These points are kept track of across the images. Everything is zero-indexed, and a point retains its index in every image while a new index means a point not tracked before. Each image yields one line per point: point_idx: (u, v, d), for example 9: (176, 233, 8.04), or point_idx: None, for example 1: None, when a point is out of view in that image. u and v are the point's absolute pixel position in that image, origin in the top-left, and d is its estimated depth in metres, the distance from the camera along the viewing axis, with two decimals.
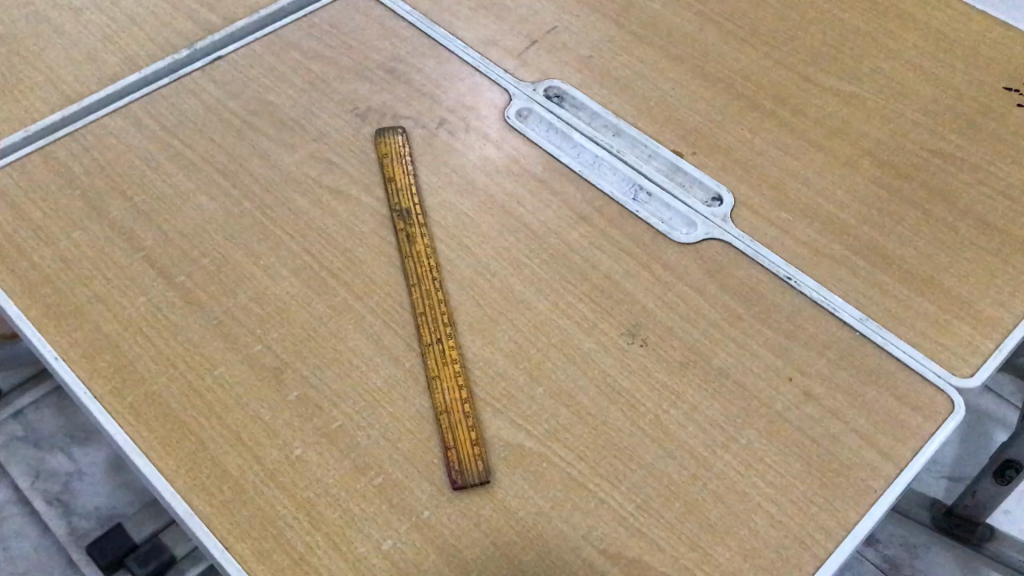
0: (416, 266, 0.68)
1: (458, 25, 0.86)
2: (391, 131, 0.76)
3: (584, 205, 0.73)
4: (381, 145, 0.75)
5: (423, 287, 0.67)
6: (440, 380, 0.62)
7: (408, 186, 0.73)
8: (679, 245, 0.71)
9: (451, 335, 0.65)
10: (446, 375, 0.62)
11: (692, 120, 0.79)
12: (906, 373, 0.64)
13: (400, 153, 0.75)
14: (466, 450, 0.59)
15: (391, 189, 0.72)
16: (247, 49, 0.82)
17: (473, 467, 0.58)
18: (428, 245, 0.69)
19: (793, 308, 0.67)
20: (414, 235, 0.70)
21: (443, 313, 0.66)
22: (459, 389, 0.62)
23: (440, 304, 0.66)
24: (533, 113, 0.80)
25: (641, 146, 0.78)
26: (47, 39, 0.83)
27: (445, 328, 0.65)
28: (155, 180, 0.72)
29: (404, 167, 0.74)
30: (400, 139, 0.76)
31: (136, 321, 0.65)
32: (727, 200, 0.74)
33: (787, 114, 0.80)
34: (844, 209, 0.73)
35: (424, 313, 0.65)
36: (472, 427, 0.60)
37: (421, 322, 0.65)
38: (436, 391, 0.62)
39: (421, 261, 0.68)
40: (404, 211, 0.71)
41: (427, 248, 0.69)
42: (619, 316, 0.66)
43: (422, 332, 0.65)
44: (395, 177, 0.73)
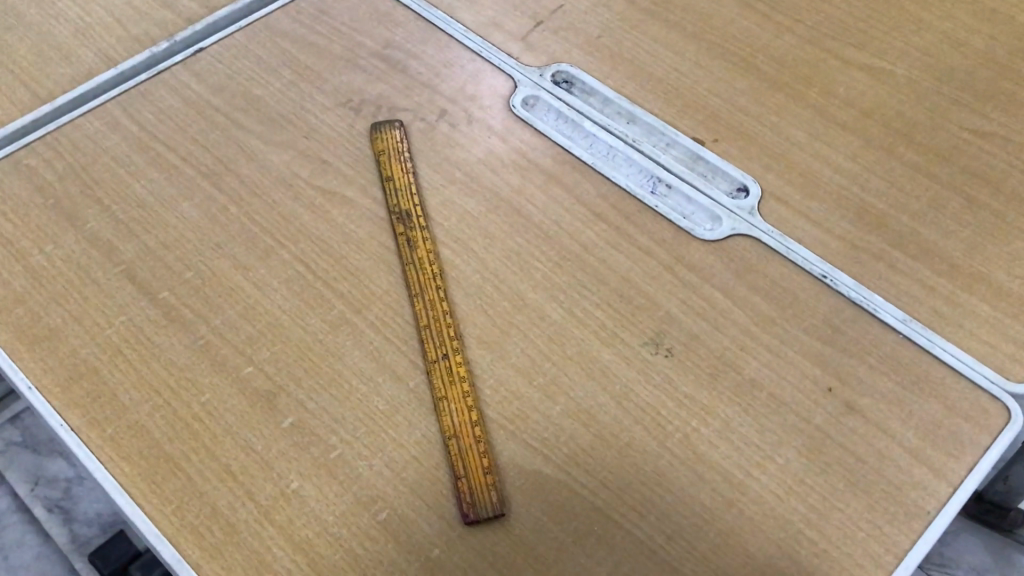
0: (418, 274, 0.63)
1: (456, 6, 0.80)
2: (387, 126, 0.70)
3: (598, 201, 0.67)
4: (377, 141, 0.70)
5: (426, 297, 0.61)
6: (448, 400, 0.57)
7: (407, 185, 0.67)
8: (702, 242, 0.65)
9: (458, 350, 0.59)
10: (454, 396, 0.57)
11: (712, 104, 0.73)
12: (956, 379, 0.59)
13: (398, 148, 0.69)
14: (478, 480, 0.54)
15: (390, 189, 0.67)
16: (231, 40, 0.77)
17: (486, 499, 0.53)
18: (430, 250, 0.64)
19: (830, 310, 0.62)
20: (415, 239, 0.64)
21: (449, 326, 0.60)
22: (468, 411, 0.57)
23: (446, 316, 0.61)
24: (541, 101, 0.74)
25: (658, 133, 0.72)
26: (17, 33, 0.77)
27: (451, 342, 0.60)
28: (134, 186, 0.67)
29: (403, 164, 0.68)
30: (397, 134, 0.70)
31: (116, 342, 0.59)
32: (754, 191, 0.68)
33: (815, 94, 0.74)
34: (881, 197, 0.67)
35: (428, 326, 0.60)
36: (483, 453, 0.55)
37: (425, 337, 0.60)
38: (443, 414, 0.57)
39: (424, 268, 0.63)
40: (404, 213, 0.66)
41: (430, 254, 0.64)
42: (640, 323, 0.61)
43: (426, 347, 0.59)
44: (393, 175, 0.68)
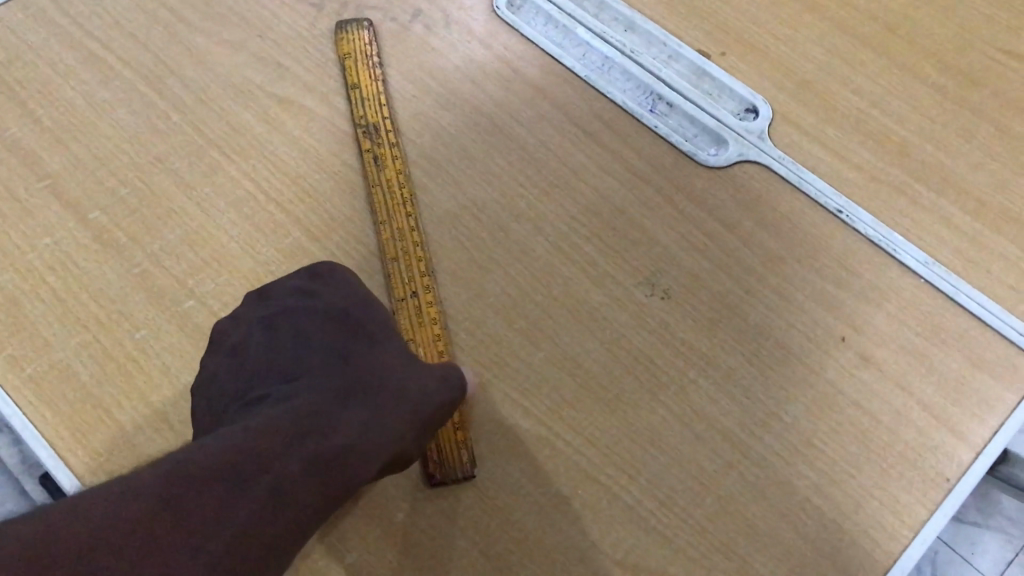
0: (387, 194, 0.56)
1: None
2: (354, 25, 0.61)
3: (590, 120, 0.60)
4: (341, 42, 0.61)
5: (395, 225, 0.55)
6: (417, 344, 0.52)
7: (376, 95, 0.59)
8: (706, 169, 0.58)
9: (429, 287, 0.53)
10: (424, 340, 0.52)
11: (721, 12, 0.65)
12: (981, 331, 0.53)
13: (368, 51, 0.61)
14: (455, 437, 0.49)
15: (357, 99, 0.59)
16: None
17: (455, 458, 0.48)
18: (401, 170, 0.57)
19: (845, 249, 0.55)
20: (385, 158, 0.57)
21: (419, 259, 0.54)
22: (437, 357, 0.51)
23: (416, 248, 0.54)
24: (529, 2, 0.65)
25: (659, 44, 0.64)
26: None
27: (422, 278, 0.53)
28: (62, 87, 0.58)
29: (372, 69, 0.60)
30: (366, 34, 0.61)
31: (38, 269, 0.52)
32: (763, 112, 0.61)
33: (835, 5, 0.66)
34: (903, 124, 0.60)
35: (396, 259, 0.54)
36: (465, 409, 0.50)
37: (392, 270, 0.53)
38: None
39: (395, 191, 0.56)
40: (373, 127, 0.58)
41: (401, 174, 0.57)
42: (635, 261, 0.54)
43: (392, 282, 0.53)
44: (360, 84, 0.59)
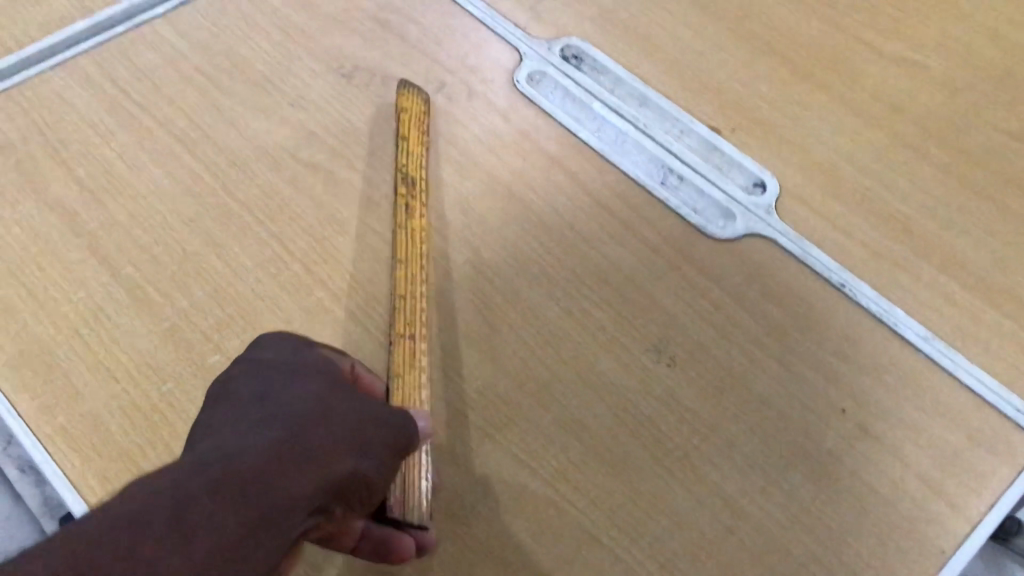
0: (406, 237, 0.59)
1: None
2: (415, 88, 0.65)
3: (603, 191, 0.62)
4: (403, 97, 0.64)
5: (408, 269, 0.57)
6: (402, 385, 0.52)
7: (419, 153, 0.62)
8: (714, 241, 0.60)
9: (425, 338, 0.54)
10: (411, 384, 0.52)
11: (732, 89, 0.68)
12: (978, 406, 0.54)
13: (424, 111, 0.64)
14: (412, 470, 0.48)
15: (400, 152, 0.62)
16: None
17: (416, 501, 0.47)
18: (424, 226, 0.59)
19: (847, 322, 0.57)
20: (414, 209, 0.60)
21: (421, 309, 0.55)
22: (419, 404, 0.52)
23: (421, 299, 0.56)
24: (548, 77, 0.69)
25: (672, 119, 0.67)
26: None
27: (420, 327, 0.55)
28: (103, 149, 0.62)
29: (422, 133, 0.63)
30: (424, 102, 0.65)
31: (72, 321, 0.55)
32: (771, 187, 0.63)
33: (842, 85, 0.68)
34: (906, 201, 0.62)
35: (403, 298, 0.55)
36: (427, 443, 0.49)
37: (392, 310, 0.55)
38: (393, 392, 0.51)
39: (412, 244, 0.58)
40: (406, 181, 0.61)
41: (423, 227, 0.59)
42: (643, 328, 0.56)
43: (393, 320, 0.54)
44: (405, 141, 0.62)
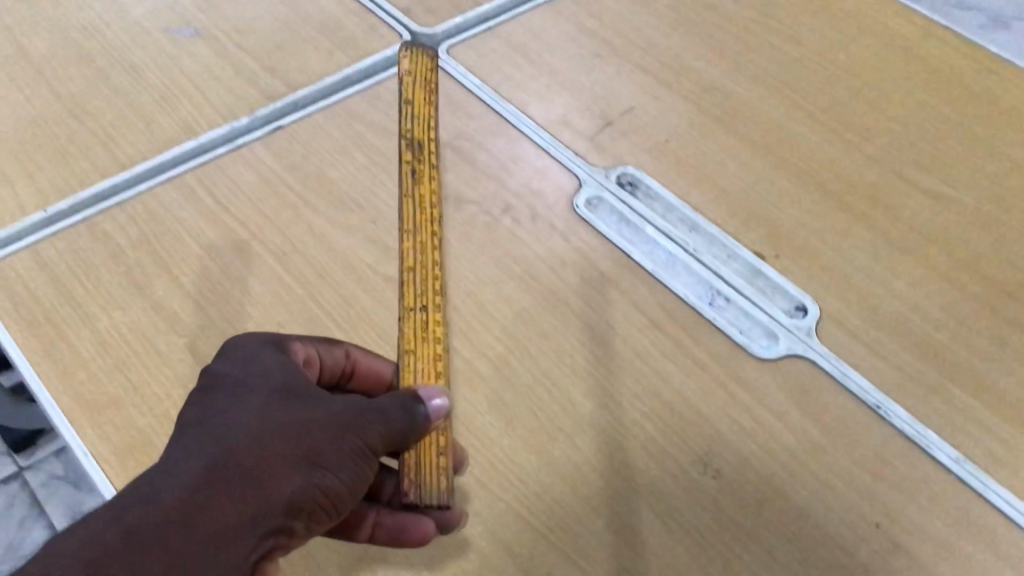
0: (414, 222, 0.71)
1: (528, 101, 0.82)
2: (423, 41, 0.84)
3: (656, 310, 0.68)
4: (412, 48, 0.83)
5: (419, 252, 0.69)
6: (410, 373, 0.63)
7: (428, 145, 0.77)
8: (757, 360, 0.65)
9: (437, 306, 0.67)
10: (427, 361, 0.64)
11: (776, 218, 0.73)
12: (1008, 528, 0.57)
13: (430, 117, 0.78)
14: (426, 454, 0.58)
15: (405, 148, 0.76)
16: (308, 121, 0.78)
17: (435, 482, 0.57)
18: (434, 215, 0.72)
19: (883, 441, 0.61)
20: (424, 204, 0.72)
21: (435, 283, 0.68)
22: (435, 371, 0.63)
23: (434, 271, 0.68)
24: (605, 202, 0.75)
25: (720, 244, 0.72)
26: (95, 89, 0.79)
27: (434, 298, 0.67)
28: (203, 258, 0.68)
29: (427, 128, 0.78)
30: (428, 44, 0.83)
31: (172, 416, 0.60)
32: (812, 311, 0.68)
33: (880, 217, 0.73)
34: (939, 328, 0.67)
35: (413, 275, 0.68)
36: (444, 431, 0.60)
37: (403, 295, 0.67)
38: (411, 371, 0.63)
39: (425, 250, 0.69)
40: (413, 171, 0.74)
41: (434, 197, 0.73)
42: (690, 440, 0.61)
43: (408, 298, 0.67)
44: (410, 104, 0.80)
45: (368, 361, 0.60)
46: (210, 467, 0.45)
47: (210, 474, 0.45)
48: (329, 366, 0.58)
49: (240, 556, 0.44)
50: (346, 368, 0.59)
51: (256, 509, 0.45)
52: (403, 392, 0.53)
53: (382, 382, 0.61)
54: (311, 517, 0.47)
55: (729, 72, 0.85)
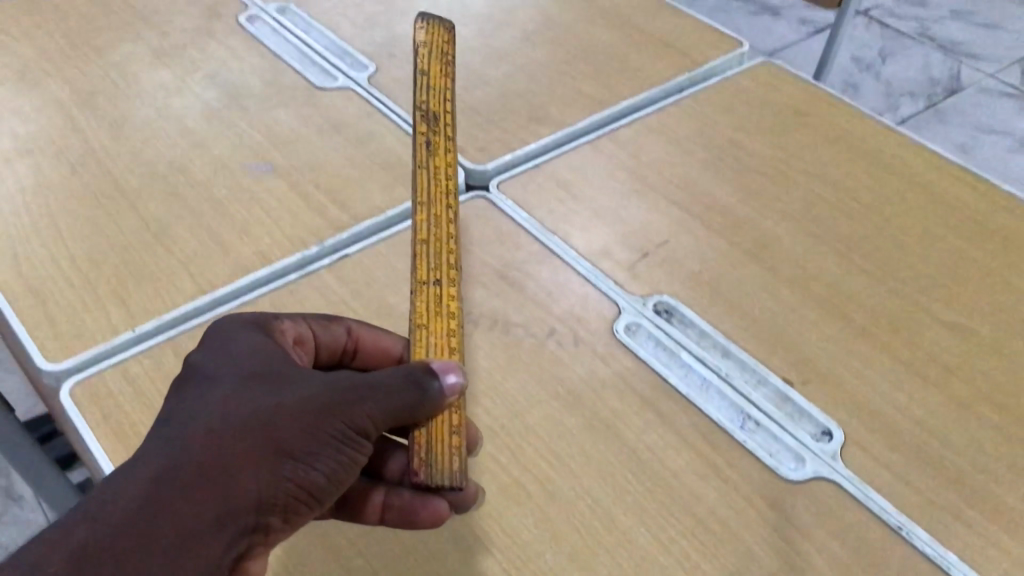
0: (428, 197, 0.82)
1: (572, 233, 0.89)
2: (443, 27, 0.98)
3: (690, 432, 0.72)
4: (433, 31, 0.97)
5: (435, 231, 0.79)
6: (423, 346, 0.70)
7: (445, 122, 0.88)
8: (786, 481, 0.69)
9: (451, 281, 0.76)
10: (439, 338, 0.72)
11: (803, 346, 0.79)
12: None
13: (446, 96, 0.90)
14: (438, 432, 0.62)
15: (432, 124, 0.87)
16: (372, 250, 0.85)
17: (447, 463, 0.61)
18: (450, 214, 0.82)
19: (905, 562, 0.65)
20: (442, 195, 0.82)
21: (449, 262, 0.78)
22: (447, 335, 0.72)
23: (449, 252, 0.78)
24: (642, 327, 0.80)
25: (750, 370, 0.77)
26: (181, 221, 0.88)
27: (448, 274, 0.77)
28: None
29: (443, 103, 0.90)
30: (446, 36, 0.96)
31: None
32: (837, 435, 0.72)
33: (901, 346, 0.78)
34: (958, 454, 0.71)
35: (424, 244, 0.78)
36: (453, 411, 0.64)
37: (418, 272, 0.76)
38: (422, 332, 0.71)
39: (439, 226, 0.80)
40: (430, 143, 0.86)
41: (450, 169, 0.85)
42: (722, 557, 0.65)
43: (423, 268, 0.76)
44: (427, 74, 0.92)
45: (370, 334, 0.68)
46: (178, 459, 0.48)
47: (180, 464, 0.48)
48: (330, 342, 0.66)
49: (216, 556, 0.48)
50: (347, 344, 0.67)
51: (226, 507, 0.48)
52: (417, 366, 0.58)
53: (387, 355, 0.68)
54: (286, 508, 0.51)
55: (758, 208, 0.92)
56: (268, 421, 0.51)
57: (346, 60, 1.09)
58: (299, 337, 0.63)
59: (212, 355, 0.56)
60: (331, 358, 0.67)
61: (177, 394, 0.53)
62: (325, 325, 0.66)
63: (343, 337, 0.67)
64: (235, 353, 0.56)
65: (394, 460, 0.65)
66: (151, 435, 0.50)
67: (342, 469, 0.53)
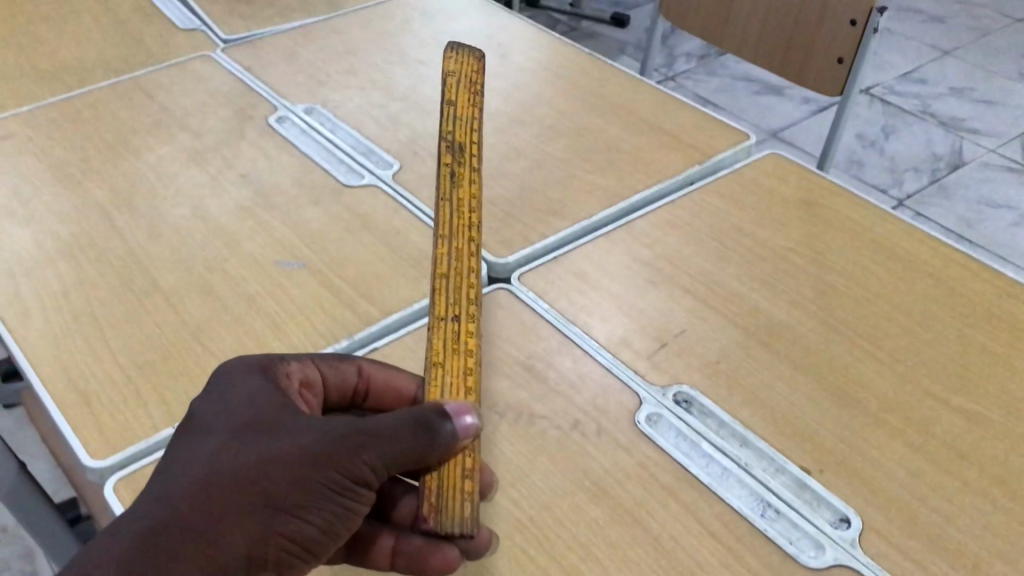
0: (451, 231, 0.89)
1: (592, 324, 0.92)
2: (473, 60, 1.11)
3: (713, 520, 0.75)
4: (460, 63, 1.10)
5: (457, 267, 0.86)
6: (438, 386, 0.75)
7: (473, 146, 0.99)
8: (807, 569, 0.72)
9: (469, 316, 0.82)
10: (455, 378, 0.76)
11: (819, 434, 0.81)
12: None
13: (472, 121, 1.01)
14: (450, 476, 0.68)
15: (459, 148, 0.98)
16: (400, 343, 0.89)
17: (460, 506, 0.66)
18: (471, 250, 0.88)
19: None
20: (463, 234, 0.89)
21: (469, 296, 0.84)
22: (464, 366, 0.78)
23: (470, 286, 0.85)
24: (663, 417, 0.83)
25: (769, 459, 0.80)
26: (216, 315, 0.91)
27: (467, 309, 0.83)
28: None
29: (470, 128, 1.01)
30: (474, 66, 1.10)
31: None
32: (855, 522, 0.74)
33: (914, 433, 0.81)
34: (974, 540, 0.73)
35: (445, 277, 0.85)
36: (467, 454, 0.70)
37: (438, 309, 0.82)
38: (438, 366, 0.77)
39: (460, 261, 0.87)
40: (455, 174, 0.95)
41: (473, 200, 0.93)
42: None
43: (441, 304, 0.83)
44: (456, 104, 1.04)
45: (380, 373, 0.74)
46: (173, 513, 0.56)
47: (176, 519, 0.56)
48: (341, 380, 0.73)
49: None
50: (359, 383, 0.74)
51: (219, 560, 0.55)
52: (430, 410, 0.63)
53: (397, 393, 0.75)
54: (281, 557, 0.58)
55: (770, 297, 0.95)
56: (256, 476, 0.58)
57: (371, 157, 1.14)
58: (309, 379, 0.71)
59: (224, 408, 0.63)
60: (346, 396, 0.74)
61: (183, 448, 0.61)
62: (337, 364, 0.73)
63: (356, 375, 0.74)
64: (237, 409, 0.63)
65: (405, 503, 0.72)
66: (154, 488, 0.58)
67: (340, 516, 0.60)
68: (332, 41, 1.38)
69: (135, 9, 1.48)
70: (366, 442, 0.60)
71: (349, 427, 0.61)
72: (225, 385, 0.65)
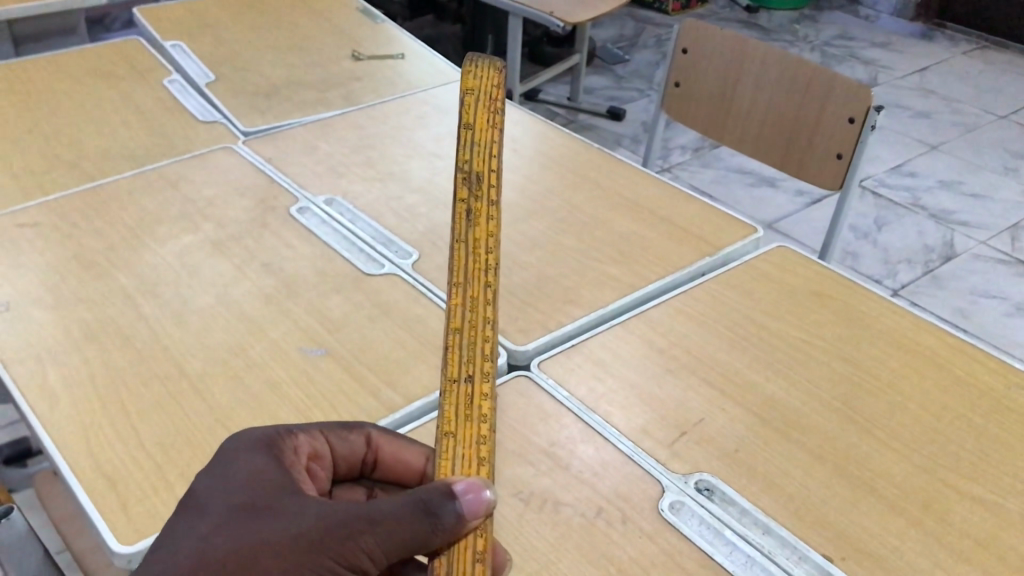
0: (466, 277, 0.91)
1: (612, 412, 0.94)
2: (489, 61, 1.07)
3: None
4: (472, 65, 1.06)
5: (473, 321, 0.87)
6: (450, 458, 0.75)
7: (492, 183, 0.99)
8: None
9: (485, 379, 0.83)
10: (468, 448, 0.76)
11: (839, 522, 0.82)
12: None
13: (492, 155, 1.01)
14: (461, 561, 0.67)
15: (477, 184, 0.99)
16: (423, 430, 0.90)
17: None
18: (489, 313, 0.88)
19: None
20: (481, 292, 0.90)
21: (486, 361, 0.84)
22: (479, 430, 0.78)
23: (486, 343, 0.86)
24: (686, 505, 0.84)
25: (792, 547, 0.80)
26: (241, 401, 0.92)
27: (481, 372, 0.83)
28: None
29: (488, 159, 1.01)
30: (494, 70, 1.06)
31: None
32: None
33: (933, 522, 0.82)
34: None
35: (459, 333, 0.86)
36: (478, 536, 0.69)
37: (450, 372, 0.83)
38: (452, 434, 0.77)
39: (474, 313, 0.88)
40: (472, 211, 0.97)
41: (490, 238, 0.94)
42: None
43: (454, 367, 0.83)
44: (474, 128, 1.03)
45: (388, 443, 0.75)
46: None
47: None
48: (349, 451, 0.73)
49: None
50: (367, 454, 0.74)
51: None
52: (436, 491, 0.60)
53: (405, 466, 0.75)
54: None
55: (785, 387, 0.97)
56: (250, 555, 0.58)
57: (390, 247, 1.17)
58: (317, 451, 0.71)
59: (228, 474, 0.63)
60: (355, 467, 0.74)
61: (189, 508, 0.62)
62: (345, 435, 0.73)
63: (364, 444, 0.74)
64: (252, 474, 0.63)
65: None
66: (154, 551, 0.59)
67: None
68: (349, 135, 1.43)
69: (158, 102, 1.53)
70: (363, 529, 0.58)
71: (349, 512, 0.59)
72: (231, 459, 0.65)
